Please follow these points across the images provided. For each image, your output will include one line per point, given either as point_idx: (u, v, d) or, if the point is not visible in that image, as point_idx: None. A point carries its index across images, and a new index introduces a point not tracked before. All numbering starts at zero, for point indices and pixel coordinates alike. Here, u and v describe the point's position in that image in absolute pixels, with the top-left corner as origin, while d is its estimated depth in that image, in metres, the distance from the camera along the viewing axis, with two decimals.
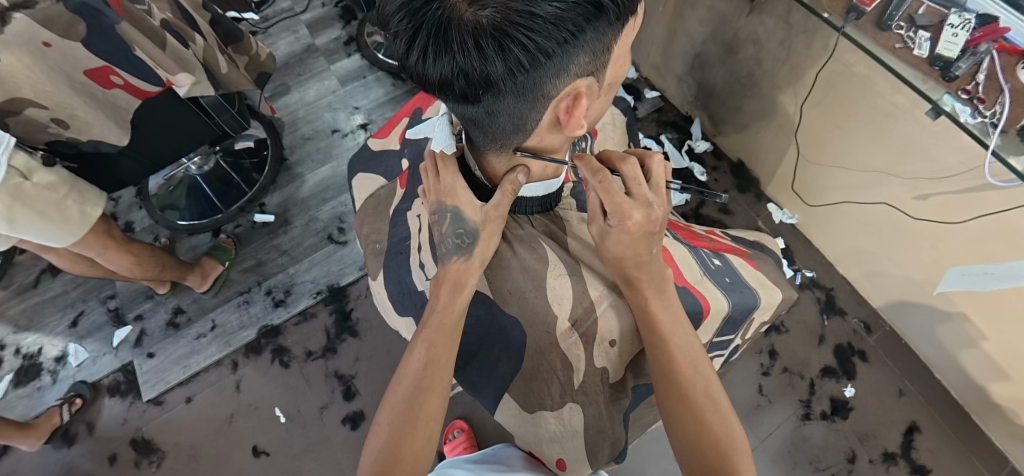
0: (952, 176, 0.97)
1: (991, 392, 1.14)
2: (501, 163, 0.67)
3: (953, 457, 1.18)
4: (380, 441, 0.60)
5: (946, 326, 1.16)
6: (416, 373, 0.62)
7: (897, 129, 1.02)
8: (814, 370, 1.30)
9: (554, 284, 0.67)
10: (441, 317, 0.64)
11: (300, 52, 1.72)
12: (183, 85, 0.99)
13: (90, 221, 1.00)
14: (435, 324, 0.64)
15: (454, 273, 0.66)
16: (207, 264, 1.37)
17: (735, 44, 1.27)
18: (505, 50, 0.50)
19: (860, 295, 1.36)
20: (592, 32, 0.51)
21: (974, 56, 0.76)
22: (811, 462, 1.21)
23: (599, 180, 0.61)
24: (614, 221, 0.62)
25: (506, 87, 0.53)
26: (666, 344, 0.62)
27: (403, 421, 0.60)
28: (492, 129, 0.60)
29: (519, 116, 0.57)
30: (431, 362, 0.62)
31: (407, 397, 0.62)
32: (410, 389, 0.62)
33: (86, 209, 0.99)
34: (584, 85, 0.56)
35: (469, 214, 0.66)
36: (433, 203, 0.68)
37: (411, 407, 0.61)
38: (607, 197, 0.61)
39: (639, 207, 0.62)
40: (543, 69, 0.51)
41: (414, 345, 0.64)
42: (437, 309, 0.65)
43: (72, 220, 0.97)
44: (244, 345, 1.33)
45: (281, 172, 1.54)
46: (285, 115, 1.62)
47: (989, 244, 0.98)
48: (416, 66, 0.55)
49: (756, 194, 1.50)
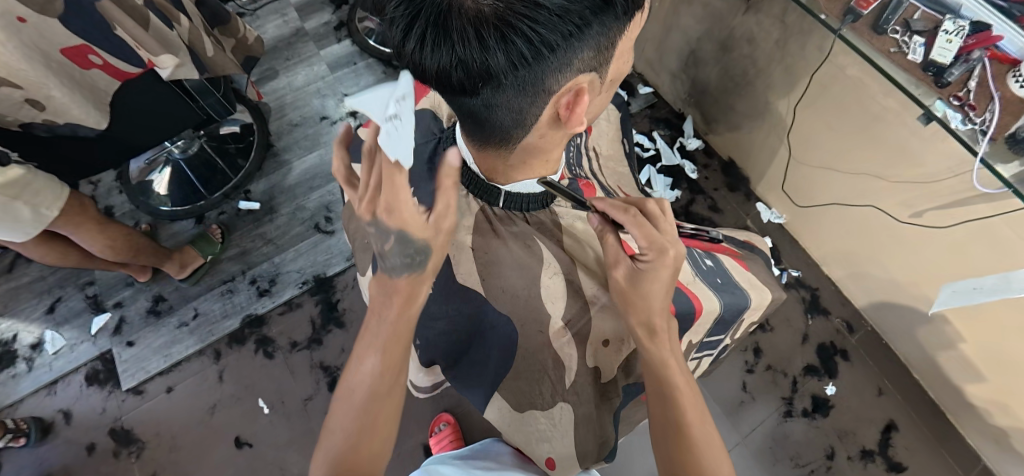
0: (940, 181, 0.99)
1: (966, 392, 1.17)
2: (500, 160, 0.65)
3: (929, 454, 1.21)
4: (332, 444, 0.55)
5: (926, 328, 1.18)
6: (369, 374, 0.57)
7: (888, 133, 1.03)
8: (797, 368, 1.32)
9: (548, 282, 0.67)
10: (394, 297, 0.59)
11: (290, 36, 1.67)
12: (166, 67, 0.96)
13: (43, 220, 0.94)
14: (388, 333, 0.58)
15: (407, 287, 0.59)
16: (187, 253, 1.32)
17: (730, 43, 1.27)
18: (507, 41, 0.48)
19: (844, 295, 1.37)
20: (598, 25, 0.50)
21: (967, 64, 0.77)
22: (791, 458, 1.24)
23: (631, 215, 0.63)
24: (652, 256, 0.61)
25: (506, 81, 0.51)
26: (671, 390, 0.61)
27: (360, 422, 0.56)
28: (489, 124, 0.58)
29: (518, 111, 0.55)
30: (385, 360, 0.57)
31: (362, 401, 0.56)
32: (366, 394, 0.56)
33: (41, 209, 0.93)
34: (586, 81, 0.55)
35: (416, 232, 0.56)
36: (367, 214, 0.55)
37: (363, 410, 0.56)
38: (641, 230, 0.61)
39: (674, 242, 0.62)
40: (546, 63, 0.50)
41: (367, 343, 0.58)
42: (389, 318, 0.58)
43: (22, 220, 0.91)
44: (227, 334, 1.31)
45: (267, 159, 1.51)
46: (272, 100, 1.58)
47: (973, 249, 1.00)
48: (411, 55, 0.53)
49: (745, 193, 1.51)
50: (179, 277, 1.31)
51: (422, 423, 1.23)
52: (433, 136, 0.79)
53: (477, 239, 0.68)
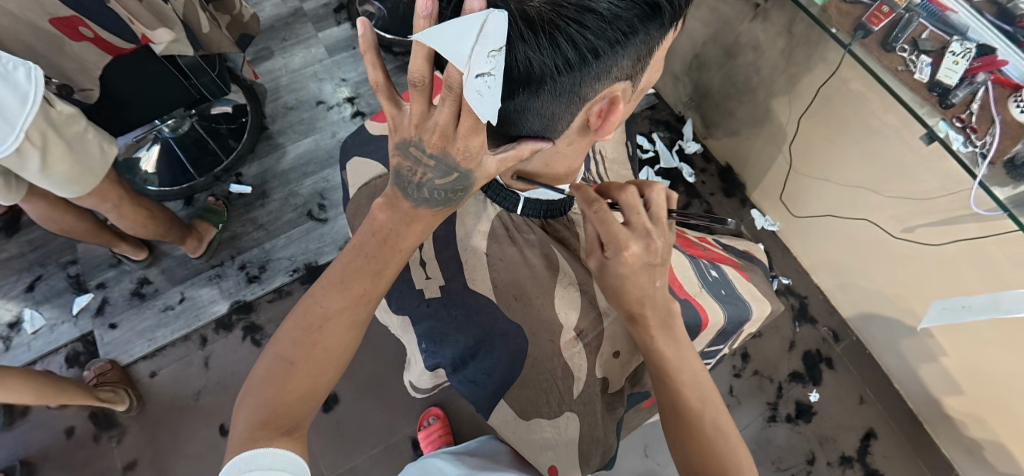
0: (933, 199, 1.01)
1: (945, 404, 1.20)
2: (523, 164, 0.65)
3: (906, 463, 1.25)
4: (279, 347, 0.53)
5: (909, 340, 1.21)
6: (331, 309, 0.53)
7: (887, 149, 1.04)
8: (783, 374, 1.34)
9: (563, 292, 0.67)
10: (379, 238, 0.55)
11: (287, 16, 1.62)
12: (160, 42, 0.96)
13: (108, 159, 0.95)
14: (375, 263, 0.54)
15: (403, 230, 0.56)
16: (202, 227, 1.32)
17: (735, 49, 1.27)
18: (554, 46, 0.47)
19: (832, 304, 1.40)
20: (643, 34, 0.50)
21: (971, 86, 0.78)
22: (773, 462, 1.27)
23: (597, 209, 0.60)
24: (611, 253, 0.59)
25: (546, 87, 0.50)
26: (674, 381, 0.61)
27: (310, 346, 0.53)
28: (514, 127, 0.56)
29: (550, 116, 0.54)
30: (349, 299, 0.54)
31: (311, 322, 0.53)
32: (312, 324, 0.53)
33: (104, 147, 0.94)
34: (620, 90, 0.55)
35: (477, 174, 0.53)
36: (436, 148, 0.51)
37: (318, 330, 0.53)
38: (604, 227, 0.59)
39: (637, 239, 0.59)
40: (589, 70, 0.49)
41: (344, 266, 0.54)
42: (378, 244, 0.55)
43: (93, 158, 0.92)
44: (214, 320, 1.29)
45: (260, 141, 1.48)
46: (267, 81, 1.54)
47: (961, 266, 1.02)
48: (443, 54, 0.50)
49: (741, 199, 1.53)
50: (194, 253, 1.31)
51: (411, 416, 1.22)
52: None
53: (491, 245, 0.69)
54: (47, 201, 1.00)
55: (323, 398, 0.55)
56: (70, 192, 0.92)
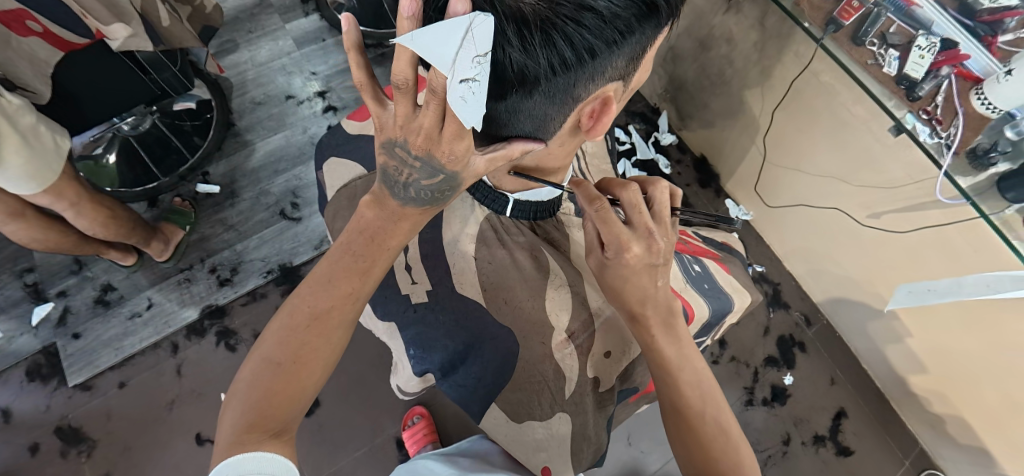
0: (898, 188, 1.05)
1: (910, 383, 1.25)
2: (514, 165, 0.64)
3: (874, 439, 1.31)
4: (264, 349, 0.51)
5: (876, 322, 1.26)
6: (318, 308, 0.52)
7: (856, 140, 1.07)
8: (759, 359, 1.38)
9: (554, 294, 0.67)
10: (366, 236, 0.54)
11: (251, 6, 1.56)
12: (116, 37, 0.95)
13: (62, 153, 0.90)
14: (363, 259, 0.53)
15: (388, 233, 0.54)
16: (168, 230, 1.26)
17: (710, 42, 1.29)
18: (550, 46, 0.46)
19: (804, 290, 1.44)
20: (640, 34, 0.49)
21: (936, 79, 0.81)
22: (751, 445, 1.31)
23: (596, 208, 0.59)
24: (612, 253, 0.60)
25: (542, 88, 0.49)
26: (675, 381, 0.61)
27: (298, 346, 0.51)
28: (504, 128, 0.55)
29: (543, 117, 0.54)
30: (336, 298, 0.52)
31: (298, 324, 0.52)
32: (300, 323, 0.52)
33: (58, 141, 0.89)
34: (613, 90, 0.55)
35: (464, 174, 0.52)
36: (420, 150, 0.49)
37: (306, 333, 0.51)
38: (605, 228, 0.59)
39: (638, 239, 0.59)
40: (585, 70, 0.49)
41: (329, 267, 0.53)
42: (365, 244, 0.53)
43: (48, 151, 0.87)
44: (185, 326, 1.24)
45: (227, 138, 1.42)
46: (232, 75, 1.48)
47: (926, 251, 1.06)
48: None
49: (715, 189, 1.55)
50: (161, 257, 1.25)
51: (394, 416, 1.21)
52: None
53: (481, 250, 0.69)
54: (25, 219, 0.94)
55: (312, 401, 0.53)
56: (27, 190, 0.86)
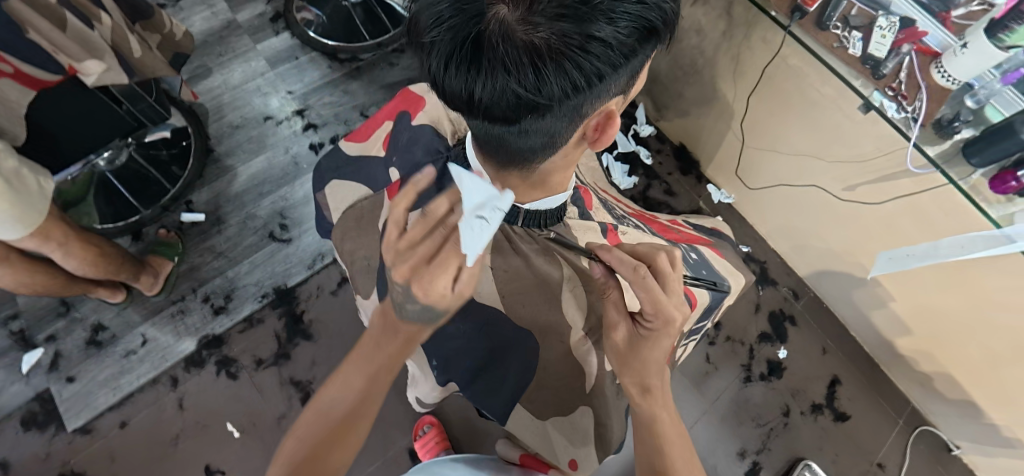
0: (868, 161, 1.10)
1: (897, 345, 1.31)
2: (521, 179, 0.65)
3: (867, 401, 1.36)
4: (310, 421, 0.58)
5: (860, 290, 1.32)
6: (352, 387, 0.58)
7: (827, 119, 1.12)
8: (753, 336, 1.43)
9: (569, 296, 0.68)
10: (384, 330, 0.58)
11: (219, 29, 1.54)
12: (90, 73, 0.94)
13: (47, 193, 0.88)
14: (384, 348, 0.58)
15: (406, 333, 0.57)
16: (156, 263, 1.24)
17: (679, 34, 1.32)
18: (562, 73, 0.48)
19: (789, 266, 1.49)
20: (642, 54, 0.52)
21: (899, 56, 0.86)
22: (753, 419, 1.35)
23: (647, 281, 0.55)
24: (657, 325, 0.57)
25: (552, 110, 0.52)
26: (659, 444, 0.63)
27: (335, 421, 0.57)
28: (517, 147, 0.58)
29: (551, 136, 0.56)
30: (365, 379, 0.58)
31: (336, 400, 0.58)
32: (338, 402, 0.58)
33: (41, 181, 0.87)
34: (615, 105, 0.57)
35: (439, 303, 0.52)
36: (404, 277, 0.50)
37: (341, 410, 0.58)
38: (653, 300, 0.56)
39: (682, 308, 0.58)
40: (593, 92, 0.51)
41: (360, 356, 0.59)
42: (385, 334, 0.58)
43: (32, 194, 0.85)
44: (183, 358, 1.22)
45: (207, 165, 1.40)
46: (207, 100, 1.46)
47: (900, 219, 1.11)
48: (455, 80, 0.51)
49: (696, 176, 1.60)
50: (150, 291, 1.24)
51: (404, 427, 1.21)
52: (438, 153, 0.75)
53: (494, 257, 0.68)
54: (12, 264, 0.92)
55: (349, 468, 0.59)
56: (12, 234, 0.84)
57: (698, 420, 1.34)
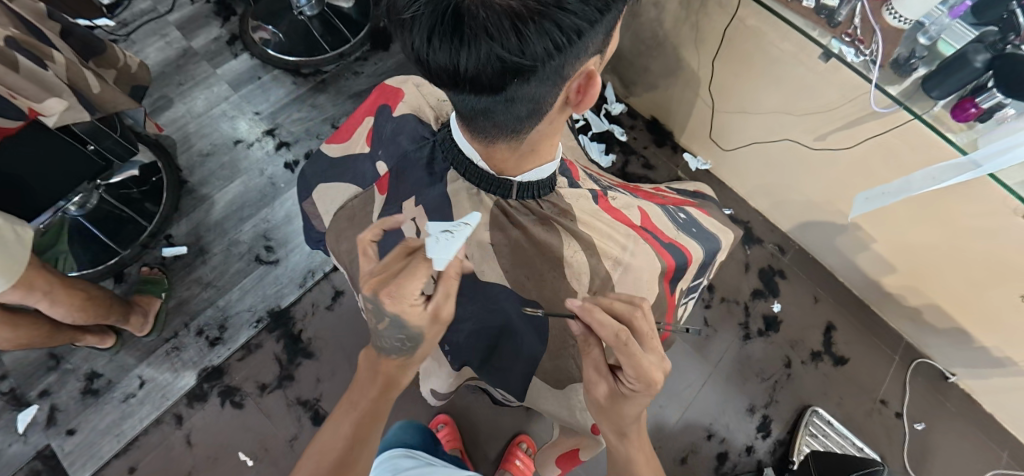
0: (834, 110, 1.13)
1: (883, 283, 1.35)
2: (510, 151, 0.66)
3: (862, 342, 1.41)
4: None
5: (842, 236, 1.36)
6: (342, 433, 0.59)
7: (788, 74, 1.15)
8: (746, 295, 1.46)
9: (572, 260, 0.71)
10: (372, 374, 0.62)
11: (175, 58, 1.50)
12: (52, 113, 0.92)
13: (26, 242, 0.86)
14: (371, 387, 0.61)
15: (390, 369, 0.61)
16: (144, 301, 1.22)
17: (638, 8, 1.34)
18: (542, 33, 0.50)
19: (771, 222, 1.53)
20: (616, 9, 0.54)
21: (851, 3, 0.88)
22: (757, 375, 1.38)
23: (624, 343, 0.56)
24: (637, 381, 0.58)
25: (536, 72, 0.53)
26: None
27: (335, 474, 0.56)
28: (504, 118, 0.59)
29: (537, 101, 0.57)
30: (358, 421, 0.59)
31: (330, 452, 0.58)
32: (330, 453, 0.57)
33: (18, 230, 0.85)
34: (595, 64, 0.58)
35: (414, 322, 0.57)
36: (371, 290, 0.55)
37: (336, 460, 0.57)
38: (631, 358, 0.57)
39: (659, 364, 0.58)
40: (574, 50, 0.53)
41: (349, 404, 0.61)
42: (370, 373, 0.61)
43: (10, 245, 0.83)
44: (185, 394, 1.20)
45: (183, 197, 1.38)
46: (173, 131, 1.43)
47: (871, 161, 1.15)
48: (440, 54, 0.53)
49: (672, 146, 1.63)
50: (141, 331, 1.21)
51: None
52: (425, 140, 0.75)
53: (495, 234, 0.69)
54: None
55: None
56: None
57: (705, 383, 1.37)
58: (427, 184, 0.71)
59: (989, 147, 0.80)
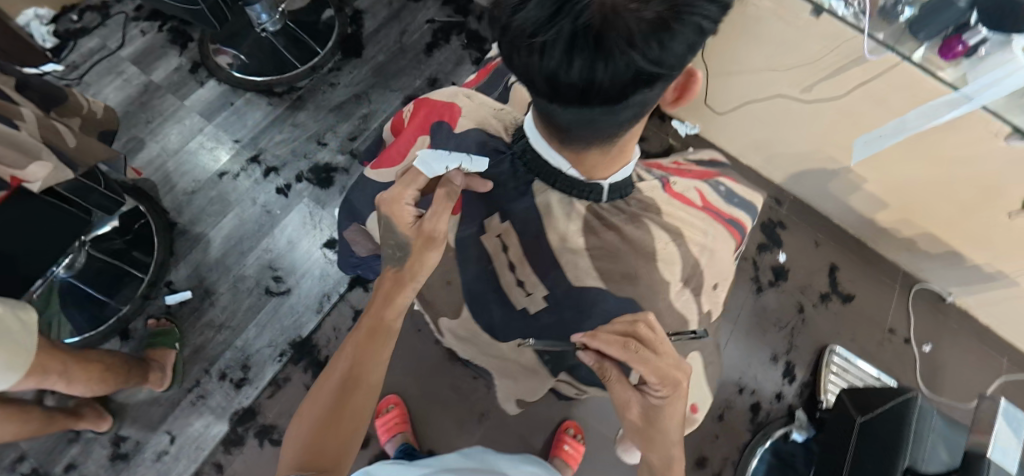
0: (820, 61, 1.12)
1: (878, 219, 1.42)
2: (600, 154, 0.68)
3: (865, 277, 1.49)
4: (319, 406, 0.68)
5: (835, 181, 1.41)
6: (350, 363, 0.69)
7: (766, 30, 1.15)
8: (752, 249, 1.51)
9: (664, 252, 0.76)
10: (379, 299, 0.71)
11: (137, 95, 1.41)
12: (37, 178, 0.86)
13: (31, 325, 0.80)
14: (372, 314, 0.71)
15: (390, 281, 0.71)
16: (157, 355, 1.15)
17: None
18: (683, 41, 0.50)
19: (765, 176, 1.58)
20: None
21: None
22: (774, 324, 1.44)
23: (634, 352, 0.60)
24: (661, 385, 0.62)
25: (665, 78, 0.54)
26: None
27: (340, 396, 0.68)
28: (610, 123, 0.60)
29: (649, 103, 0.58)
30: (359, 349, 0.70)
31: (340, 380, 0.69)
32: (340, 381, 0.68)
33: (20, 314, 0.79)
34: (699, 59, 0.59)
35: (404, 229, 0.69)
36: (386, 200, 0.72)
37: (343, 385, 0.68)
38: (646, 366, 0.60)
39: (675, 363, 0.62)
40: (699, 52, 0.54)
41: (358, 331, 0.71)
42: (376, 302, 0.71)
43: (15, 331, 0.77)
44: (220, 441, 1.16)
45: (176, 239, 1.32)
46: (152, 173, 1.36)
47: (857, 110, 1.17)
48: (571, 71, 0.52)
49: (658, 116, 1.65)
50: (161, 386, 1.15)
51: None
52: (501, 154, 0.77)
53: (591, 239, 0.75)
54: None
55: (355, 444, 0.67)
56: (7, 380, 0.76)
57: (726, 340, 1.42)
58: (516, 197, 0.75)
59: (978, 80, 0.89)
